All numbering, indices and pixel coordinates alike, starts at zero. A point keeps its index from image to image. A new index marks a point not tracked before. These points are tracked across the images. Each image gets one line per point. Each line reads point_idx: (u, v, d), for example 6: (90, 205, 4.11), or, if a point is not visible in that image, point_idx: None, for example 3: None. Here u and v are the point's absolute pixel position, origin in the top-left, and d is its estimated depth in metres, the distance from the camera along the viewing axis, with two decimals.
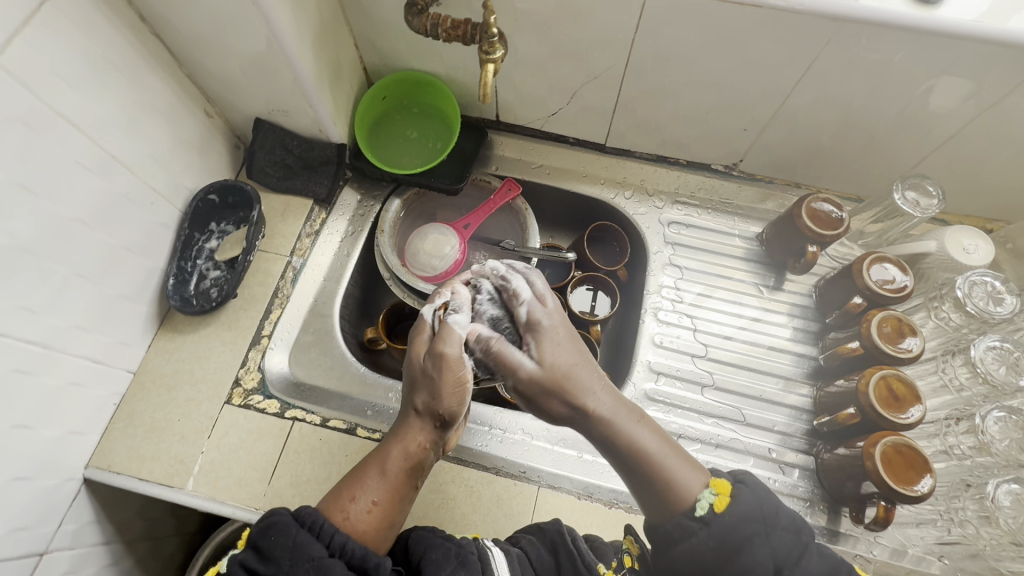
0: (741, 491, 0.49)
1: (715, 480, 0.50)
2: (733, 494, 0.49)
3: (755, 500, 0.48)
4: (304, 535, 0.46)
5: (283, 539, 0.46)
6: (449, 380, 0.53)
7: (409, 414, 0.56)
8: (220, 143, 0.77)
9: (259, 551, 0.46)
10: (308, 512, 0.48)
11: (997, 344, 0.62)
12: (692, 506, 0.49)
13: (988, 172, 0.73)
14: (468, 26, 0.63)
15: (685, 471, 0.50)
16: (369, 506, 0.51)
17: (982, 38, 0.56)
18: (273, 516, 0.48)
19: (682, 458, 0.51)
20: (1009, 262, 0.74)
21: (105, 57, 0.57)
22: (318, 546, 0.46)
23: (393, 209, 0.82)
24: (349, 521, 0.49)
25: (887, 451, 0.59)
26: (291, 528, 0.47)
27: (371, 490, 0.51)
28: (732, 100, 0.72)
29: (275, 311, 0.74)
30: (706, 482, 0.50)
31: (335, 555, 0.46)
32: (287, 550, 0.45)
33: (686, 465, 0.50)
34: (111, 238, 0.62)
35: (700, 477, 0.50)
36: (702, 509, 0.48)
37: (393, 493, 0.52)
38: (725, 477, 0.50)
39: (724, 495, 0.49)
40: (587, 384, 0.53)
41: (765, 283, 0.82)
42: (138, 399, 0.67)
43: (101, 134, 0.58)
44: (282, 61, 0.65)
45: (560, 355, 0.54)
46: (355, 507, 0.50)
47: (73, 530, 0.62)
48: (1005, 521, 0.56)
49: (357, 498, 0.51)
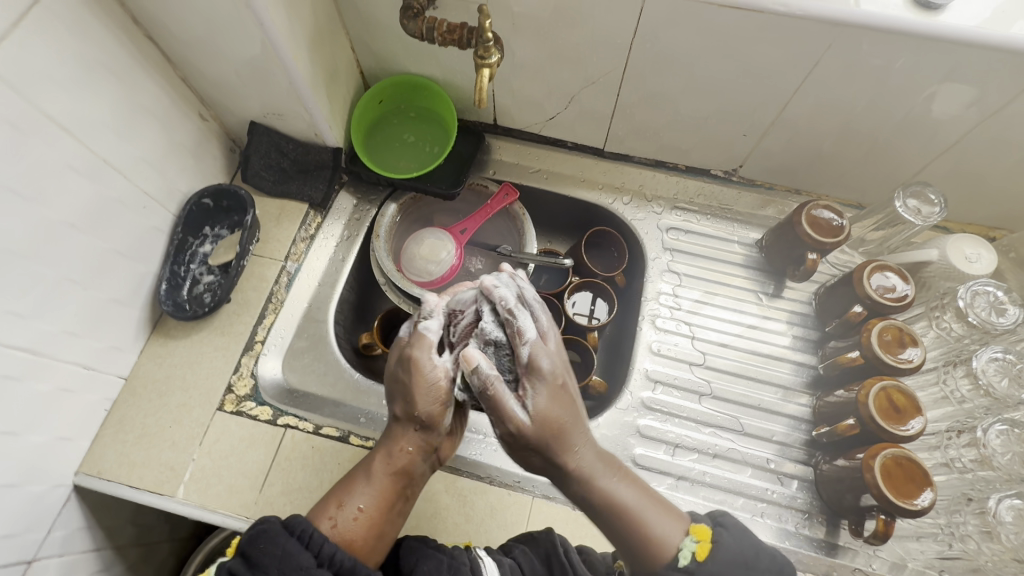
0: (720, 535, 0.49)
1: (695, 527, 0.50)
2: (714, 540, 0.49)
3: (736, 544, 0.49)
4: (294, 544, 0.46)
5: (271, 547, 0.45)
6: (420, 384, 0.53)
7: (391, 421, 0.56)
8: (215, 146, 0.77)
9: (247, 558, 0.45)
10: (297, 520, 0.47)
11: (1000, 355, 0.61)
12: (674, 557, 0.49)
13: (991, 180, 0.72)
14: (463, 30, 0.62)
15: (663, 522, 0.51)
16: (356, 513, 0.51)
17: (986, 45, 0.55)
18: (263, 523, 0.47)
19: (660, 510, 0.52)
20: (1012, 272, 0.73)
21: (97, 60, 0.57)
22: (307, 555, 0.45)
23: (389, 215, 0.81)
24: (336, 529, 0.49)
25: (886, 463, 0.59)
26: (280, 536, 0.46)
27: (358, 496, 0.51)
28: (732, 105, 0.71)
29: (268, 316, 0.73)
30: (686, 529, 0.51)
31: (324, 564, 0.46)
32: (276, 558, 0.45)
33: (667, 517, 0.51)
34: (102, 243, 0.61)
35: (679, 524, 0.51)
36: (684, 559, 0.48)
37: (379, 500, 0.52)
38: (703, 522, 0.51)
39: (705, 541, 0.49)
40: (575, 438, 0.51)
41: (765, 290, 0.81)
42: (130, 404, 0.66)
43: (93, 137, 0.58)
44: (276, 64, 0.64)
45: (555, 407, 0.50)
46: (342, 513, 0.50)
47: (63, 537, 0.62)
48: (1007, 536, 0.55)
49: (343, 505, 0.51)
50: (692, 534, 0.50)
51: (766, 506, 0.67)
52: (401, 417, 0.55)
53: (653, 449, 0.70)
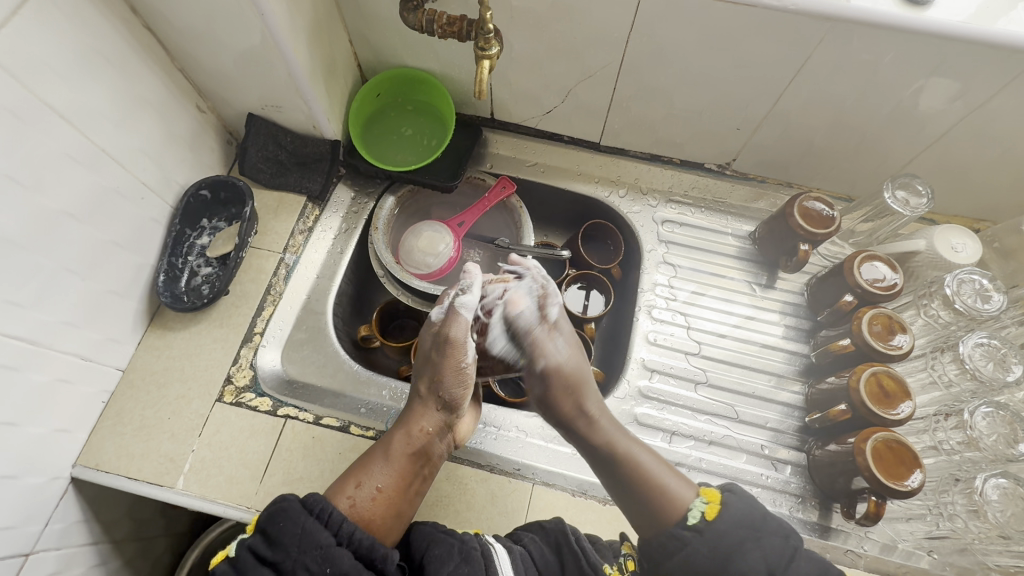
0: (729, 498, 0.52)
1: (704, 490, 0.54)
2: (722, 502, 0.52)
3: (744, 507, 0.52)
4: (312, 523, 0.47)
5: (291, 525, 0.46)
6: (451, 362, 0.60)
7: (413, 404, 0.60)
8: (212, 139, 0.77)
9: (267, 535, 0.46)
10: (315, 499, 0.48)
11: (985, 340, 0.63)
12: (685, 516, 0.52)
13: (975, 172, 0.74)
14: (463, 23, 0.63)
15: (676, 483, 0.55)
16: (373, 491, 0.53)
17: (971, 39, 0.57)
18: (282, 502, 0.48)
19: (676, 474, 0.56)
20: (996, 261, 0.75)
21: (96, 49, 0.57)
22: (326, 534, 0.46)
23: (388, 207, 0.82)
24: (354, 507, 0.52)
25: (877, 446, 0.60)
26: (300, 515, 0.47)
27: (375, 476, 0.54)
28: (726, 99, 0.73)
29: (267, 308, 0.73)
30: (698, 492, 0.54)
31: (343, 543, 0.47)
32: (295, 537, 0.46)
33: (679, 480, 0.55)
34: (101, 233, 0.61)
35: (692, 489, 0.54)
36: (694, 518, 0.52)
37: (396, 476, 0.54)
38: (713, 487, 0.54)
39: (714, 503, 0.53)
40: (592, 404, 0.61)
41: (758, 281, 0.83)
42: (128, 397, 0.66)
43: (91, 127, 0.58)
44: (276, 56, 0.64)
45: (571, 364, 0.61)
46: (359, 492, 0.53)
47: (60, 530, 0.61)
48: (993, 514, 0.57)
49: (360, 483, 0.54)
50: (703, 496, 0.54)
51: (761, 491, 0.68)
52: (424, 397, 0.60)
53: (650, 437, 0.71)
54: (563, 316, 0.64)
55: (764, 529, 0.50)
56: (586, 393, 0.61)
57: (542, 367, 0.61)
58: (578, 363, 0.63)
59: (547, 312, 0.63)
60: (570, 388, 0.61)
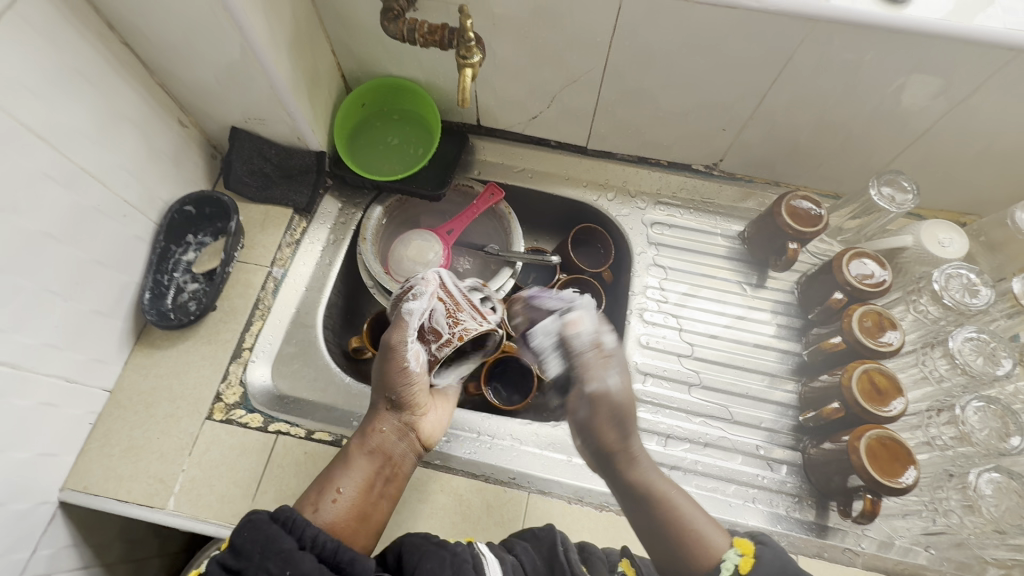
0: (763, 551, 0.48)
1: (738, 542, 0.50)
2: (757, 555, 0.48)
3: (778, 559, 0.47)
4: (276, 530, 0.45)
5: (253, 533, 0.45)
6: (396, 367, 0.58)
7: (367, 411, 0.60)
8: (196, 153, 0.76)
9: (232, 546, 0.45)
10: (283, 508, 0.47)
11: (975, 335, 0.63)
12: (717, 566, 0.49)
13: (960, 166, 0.74)
14: (445, 31, 0.63)
15: (710, 528, 0.51)
16: (335, 496, 0.52)
17: (951, 36, 0.57)
18: (248, 514, 0.47)
19: (709, 519, 0.53)
20: (984, 255, 0.75)
21: (72, 67, 0.56)
22: (289, 539, 0.45)
23: (376, 217, 0.81)
24: (318, 514, 0.50)
25: (871, 444, 0.60)
26: (264, 523, 0.46)
27: (336, 482, 0.53)
28: (711, 101, 0.73)
29: (256, 323, 0.73)
30: (731, 542, 0.50)
31: (306, 547, 0.45)
32: (259, 543, 0.44)
33: (715, 525, 0.52)
34: (82, 252, 0.60)
35: (725, 538, 0.51)
36: (728, 571, 0.48)
37: (359, 476, 0.54)
38: (748, 538, 0.50)
39: (748, 555, 0.48)
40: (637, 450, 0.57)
41: (748, 281, 0.83)
42: (115, 417, 0.65)
43: (70, 146, 0.57)
44: (257, 69, 0.64)
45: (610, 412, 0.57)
46: (323, 497, 0.52)
47: (50, 556, 0.60)
48: (988, 508, 0.56)
49: (322, 489, 0.53)
50: (737, 547, 0.49)
51: (757, 492, 0.68)
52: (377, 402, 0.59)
53: (645, 441, 0.71)
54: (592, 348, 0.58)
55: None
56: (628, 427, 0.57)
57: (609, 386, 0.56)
58: (616, 401, 0.57)
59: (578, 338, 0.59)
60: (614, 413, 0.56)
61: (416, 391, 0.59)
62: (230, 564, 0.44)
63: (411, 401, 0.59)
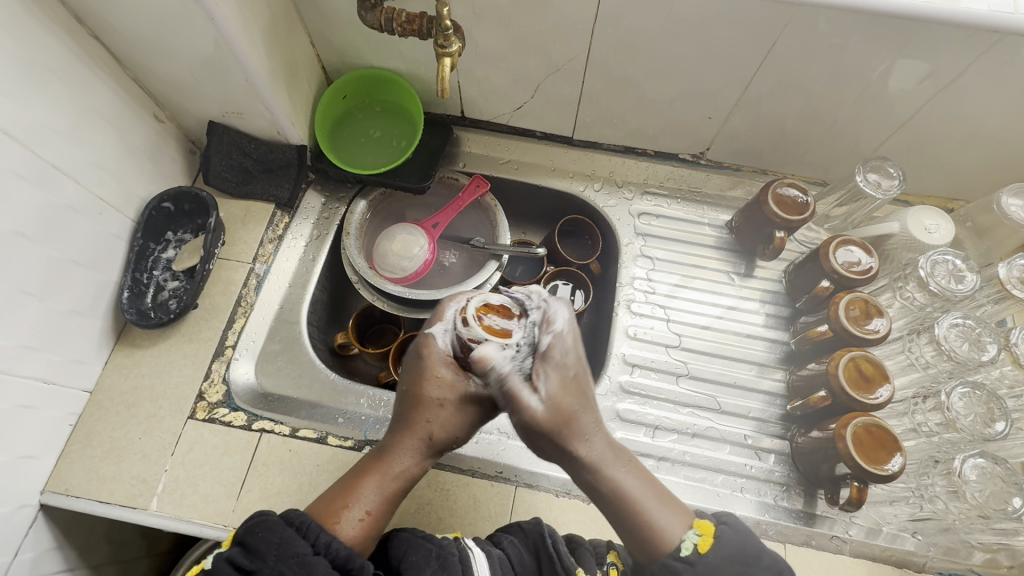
0: (723, 530, 0.48)
1: (697, 521, 0.49)
2: (716, 535, 0.48)
3: (738, 540, 0.47)
4: (290, 533, 0.45)
5: (269, 535, 0.44)
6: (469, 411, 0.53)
7: (413, 437, 0.52)
8: (174, 149, 0.75)
9: (245, 547, 0.44)
10: (295, 511, 0.46)
11: (960, 321, 0.63)
12: (676, 546, 0.47)
13: (946, 152, 0.74)
14: (423, 20, 0.61)
15: (669, 517, 0.49)
16: (364, 514, 0.49)
17: (936, 19, 0.56)
18: (263, 514, 0.46)
19: (669, 504, 0.50)
20: (971, 241, 0.75)
21: (40, 61, 0.54)
22: (303, 543, 0.44)
23: (359, 211, 0.80)
24: (340, 528, 0.47)
25: (857, 431, 0.60)
26: (279, 525, 0.45)
27: (369, 499, 0.49)
28: (697, 88, 0.72)
29: (238, 321, 0.72)
30: (690, 524, 0.49)
31: (320, 552, 0.45)
32: (273, 546, 0.44)
33: (668, 510, 0.49)
34: (56, 252, 0.59)
35: (683, 521, 0.49)
36: (687, 550, 0.47)
37: (391, 507, 0.51)
38: (707, 519, 0.49)
39: (707, 535, 0.48)
40: (587, 426, 0.50)
41: (737, 270, 0.82)
42: (96, 418, 0.64)
43: (41, 144, 0.56)
44: (231, 61, 0.62)
45: (567, 394, 0.50)
46: (351, 517, 0.48)
47: (32, 560, 0.60)
48: (972, 495, 0.56)
49: (352, 506, 0.49)
50: (695, 528, 0.49)
51: (746, 481, 0.68)
52: (429, 439, 0.52)
53: (633, 432, 0.71)
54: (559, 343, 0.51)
55: (759, 566, 0.46)
56: (578, 418, 0.50)
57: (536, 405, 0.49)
58: (569, 384, 0.50)
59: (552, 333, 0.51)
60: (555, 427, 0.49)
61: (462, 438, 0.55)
62: (238, 563, 0.43)
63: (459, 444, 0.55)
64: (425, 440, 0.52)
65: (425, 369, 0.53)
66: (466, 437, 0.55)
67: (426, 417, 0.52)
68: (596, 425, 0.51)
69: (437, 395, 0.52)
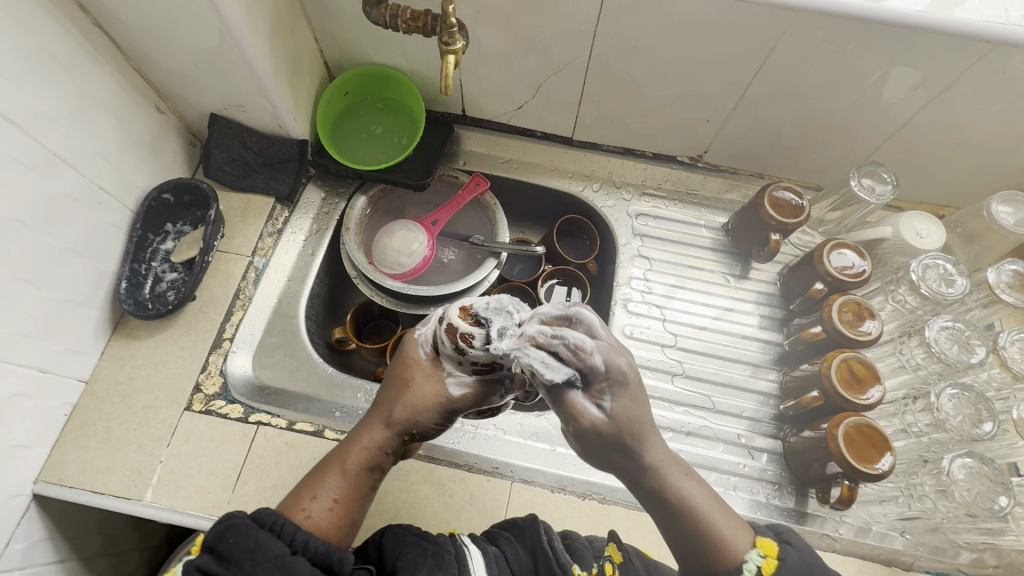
0: (788, 551, 0.47)
1: (761, 541, 0.48)
2: (780, 557, 0.47)
3: (803, 561, 0.46)
4: (265, 535, 0.44)
5: (242, 540, 0.43)
6: (436, 399, 0.52)
7: (382, 419, 0.53)
8: (175, 141, 0.75)
9: (217, 555, 0.43)
10: (268, 513, 0.46)
11: (950, 324, 0.64)
12: (740, 566, 0.47)
13: (937, 159, 0.75)
14: (427, 17, 0.62)
15: (729, 525, 0.48)
16: (330, 503, 0.49)
17: (930, 28, 0.58)
18: (232, 519, 0.45)
19: (728, 514, 0.49)
20: (961, 246, 0.77)
21: (42, 48, 0.54)
22: (280, 544, 0.44)
23: (358, 207, 0.81)
24: (310, 520, 0.48)
25: (849, 431, 0.61)
26: (252, 529, 0.44)
27: (334, 486, 0.50)
28: (696, 91, 0.73)
29: (236, 313, 0.72)
30: (753, 542, 0.48)
31: (298, 552, 0.44)
32: (248, 551, 0.43)
33: (731, 521, 0.49)
34: (55, 240, 0.59)
35: (746, 536, 0.49)
36: (749, 571, 0.46)
37: (356, 493, 0.50)
38: (770, 537, 0.49)
39: (771, 557, 0.47)
40: (648, 435, 0.47)
41: (732, 272, 0.83)
42: (92, 409, 0.64)
43: (41, 131, 0.56)
44: (235, 54, 0.63)
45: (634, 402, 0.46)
46: (318, 507, 0.48)
47: (24, 550, 0.59)
48: (960, 493, 0.58)
49: (319, 496, 0.49)
50: (759, 548, 0.48)
51: (739, 480, 0.69)
52: (392, 419, 0.52)
53: None
54: (611, 354, 0.46)
55: None
56: (646, 424, 0.47)
57: (598, 413, 0.46)
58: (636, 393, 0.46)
59: (592, 357, 0.45)
60: (624, 437, 0.45)
61: (434, 425, 0.53)
62: (210, 571, 0.42)
63: (428, 432, 0.54)
64: (388, 422, 0.52)
65: (401, 356, 0.55)
66: (440, 424, 0.54)
67: (395, 398, 0.53)
68: (657, 435, 0.48)
69: (406, 379, 0.53)
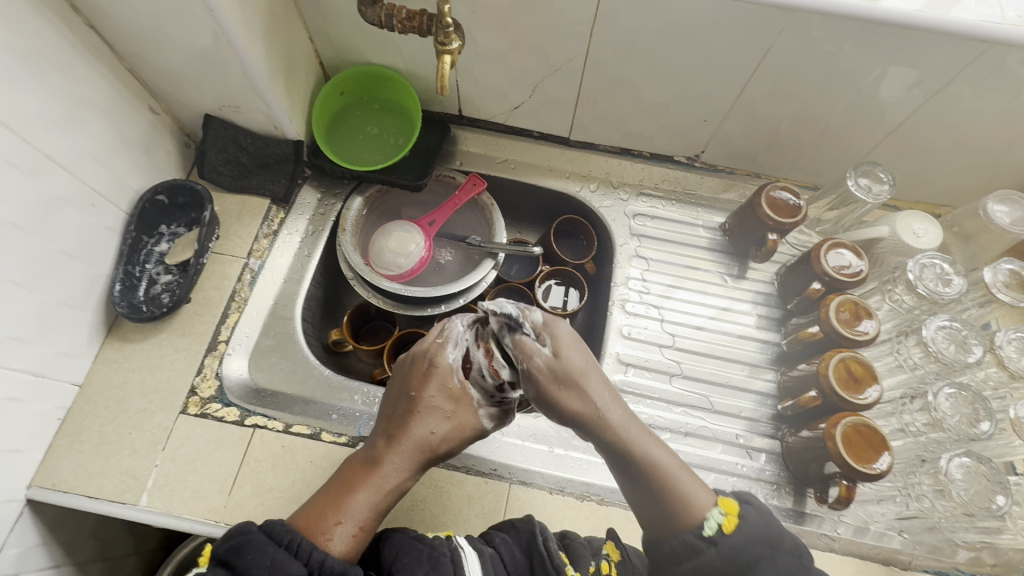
0: (748, 512, 0.48)
1: (723, 500, 0.49)
2: (740, 514, 0.48)
3: (762, 519, 0.48)
4: (283, 554, 0.44)
5: (259, 557, 0.44)
6: (463, 429, 0.54)
7: (407, 446, 0.52)
8: (169, 141, 0.74)
9: (232, 570, 0.43)
10: (284, 529, 0.46)
11: (947, 323, 0.64)
12: (701, 525, 0.48)
13: (933, 158, 0.76)
14: (423, 17, 0.61)
15: (691, 482, 0.51)
16: (355, 529, 0.48)
17: (925, 29, 0.58)
18: (247, 532, 0.45)
19: (694, 478, 0.51)
20: (958, 245, 0.77)
21: (33, 49, 0.54)
22: (298, 564, 0.44)
23: (355, 208, 0.80)
24: (332, 545, 0.47)
25: (847, 431, 0.61)
26: (269, 546, 0.44)
27: (361, 511, 0.49)
28: (693, 91, 0.73)
29: (232, 315, 0.71)
30: (715, 502, 0.50)
31: (314, 572, 0.44)
32: (264, 568, 0.43)
33: (696, 482, 0.51)
34: (48, 242, 0.58)
35: (710, 497, 0.50)
36: (710, 529, 0.47)
37: (380, 517, 0.51)
38: (730, 496, 0.50)
39: (732, 514, 0.48)
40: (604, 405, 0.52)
41: (729, 271, 0.83)
42: (86, 413, 0.63)
43: (34, 133, 0.55)
44: (229, 54, 0.62)
45: (576, 371, 0.53)
46: (343, 532, 0.48)
47: (18, 555, 0.59)
48: (958, 492, 0.58)
49: (343, 521, 0.48)
50: (720, 507, 0.49)
51: (737, 480, 0.69)
52: (422, 446, 0.53)
53: None
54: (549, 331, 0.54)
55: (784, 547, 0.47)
56: (598, 399, 0.52)
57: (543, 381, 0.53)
58: (580, 370, 0.53)
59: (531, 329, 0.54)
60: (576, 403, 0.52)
61: (454, 451, 0.55)
62: None
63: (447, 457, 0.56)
64: (417, 449, 0.52)
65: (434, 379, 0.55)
66: (457, 450, 0.56)
67: (426, 425, 0.53)
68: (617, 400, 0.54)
69: (429, 404, 0.54)
